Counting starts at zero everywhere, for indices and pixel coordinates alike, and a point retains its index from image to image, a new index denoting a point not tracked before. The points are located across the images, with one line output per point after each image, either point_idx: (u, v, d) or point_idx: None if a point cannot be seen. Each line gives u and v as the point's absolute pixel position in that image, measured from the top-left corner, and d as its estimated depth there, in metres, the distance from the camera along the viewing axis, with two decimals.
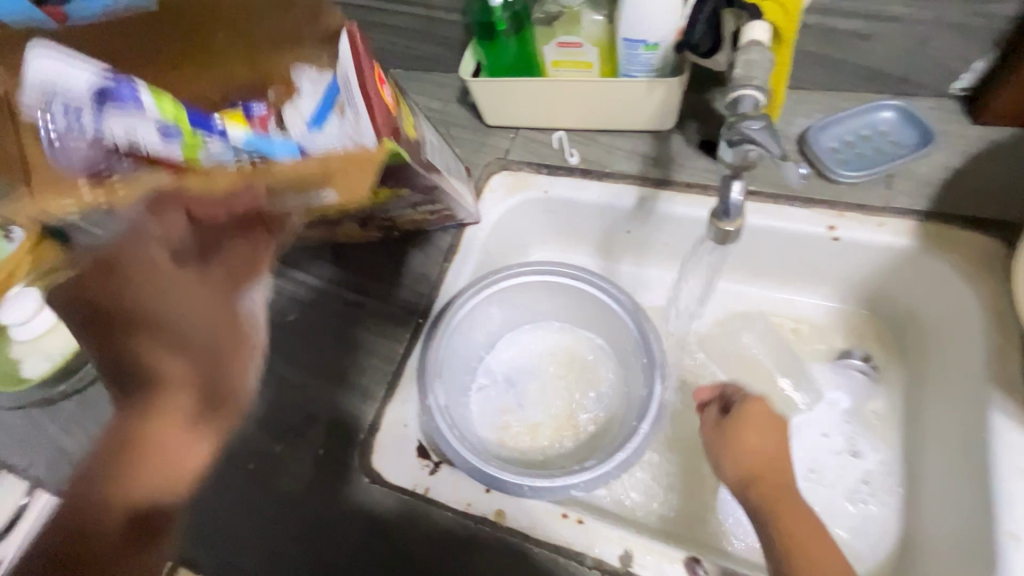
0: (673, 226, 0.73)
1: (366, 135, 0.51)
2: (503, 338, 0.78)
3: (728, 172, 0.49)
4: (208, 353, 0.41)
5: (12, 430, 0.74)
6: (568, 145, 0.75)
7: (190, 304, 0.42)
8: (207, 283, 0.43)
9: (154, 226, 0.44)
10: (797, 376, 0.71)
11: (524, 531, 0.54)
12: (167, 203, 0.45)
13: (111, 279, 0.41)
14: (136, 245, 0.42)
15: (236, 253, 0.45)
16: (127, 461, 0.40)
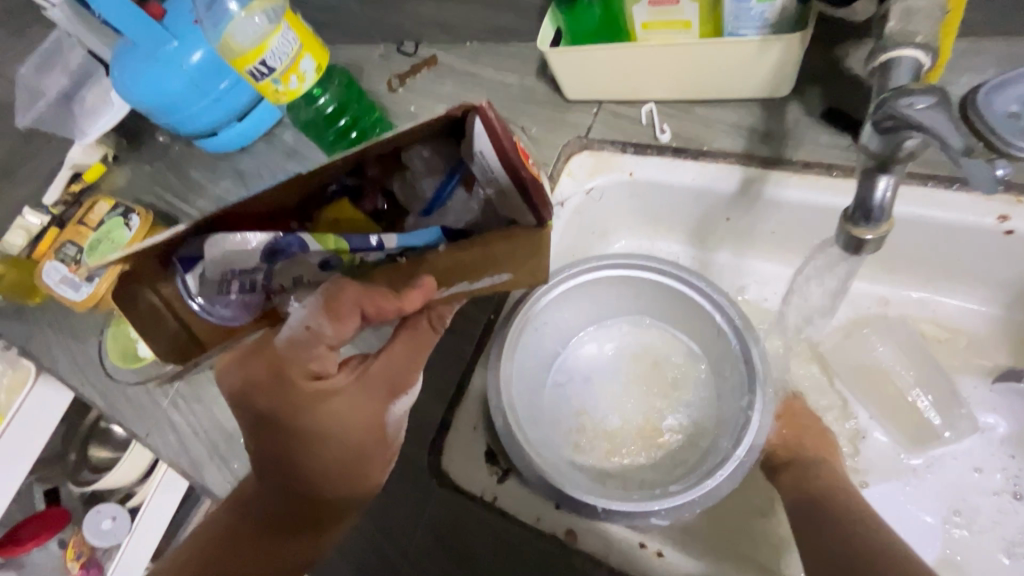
0: (784, 213, 0.62)
1: (524, 216, 0.42)
2: (581, 333, 0.72)
3: (870, 164, 0.40)
4: (364, 449, 0.48)
5: (133, 403, 0.81)
6: (659, 120, 0.66)
7: (351, 408, 0.46)
8: (368, 389, 0.46)
9: (331, 332, 0.41)
10: (941, 392, 0.61)
11: (598, 556, 0.52)
12: (341, 307, 0.40)
13: (311, 385, 0.44)
14: (304, 356, 0.43)
15: (398, 359, 0.47)
16: (287, 514, 0.49)
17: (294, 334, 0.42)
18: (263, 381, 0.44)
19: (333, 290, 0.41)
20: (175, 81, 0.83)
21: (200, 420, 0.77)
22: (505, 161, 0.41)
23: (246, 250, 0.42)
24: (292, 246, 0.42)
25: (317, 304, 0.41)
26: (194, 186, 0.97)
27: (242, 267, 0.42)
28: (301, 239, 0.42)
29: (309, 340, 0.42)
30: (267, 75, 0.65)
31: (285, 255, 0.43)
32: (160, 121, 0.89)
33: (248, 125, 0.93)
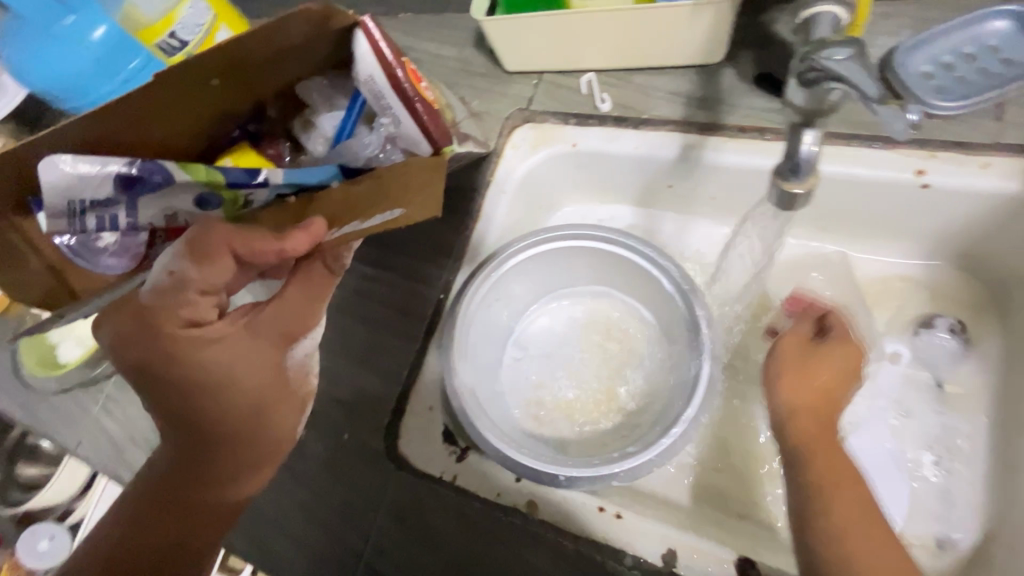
0: (722, 176, 0.63)
1: (421, 144, 0.51)
2: (534, 307, 0.72)
3: (798, 120, 0.41)
4: (260, 398, 0.46)
5: (60, 413, 0.75)
6: (598, 88, 0.66)
7: (236, 357, 0.44)
8: (254, 337, 0.45)
9: (197, 275, 0.43)
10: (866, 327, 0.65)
11: (558, 524, 0.51)
12: (209, 248, 0.42)
13: (186, 332, 0.43)
14: (171, 301, 0.43)
15: (290, 306, 0.47)
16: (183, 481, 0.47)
17: (158, 282, 0.43)
18: (127, 331, 0.43)
19: (202, 231, 0.42)
20: None
21: (132, 424, 0.72)
22: (404, 99, 0.49)
23: (96, 183, 0.45)
24: (155, 175, 0.46)
25: (183, 249, 0.42)
26: None
27: (99, 201, 0.46)
28: (167, 169, 0.46)
29: (173, 285, 0.43)
30: (178, 49, 0.62)
31: (142, 186, 0.46)
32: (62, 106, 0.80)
33: None
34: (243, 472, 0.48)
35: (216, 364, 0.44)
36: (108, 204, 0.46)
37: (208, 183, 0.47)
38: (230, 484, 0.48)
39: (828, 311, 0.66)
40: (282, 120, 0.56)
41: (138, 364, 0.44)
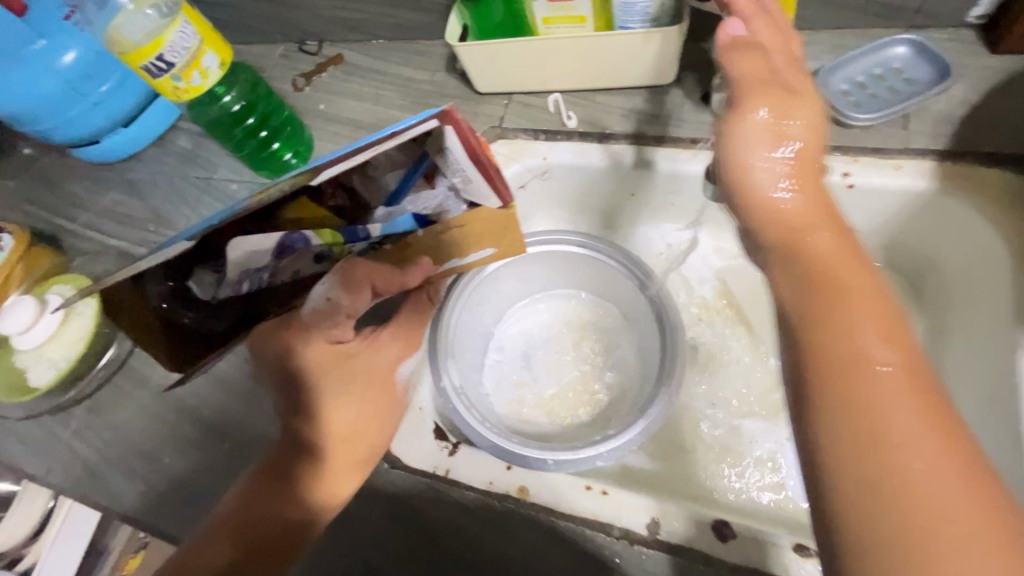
0: (677, 183, 0.70)
1: (489, 201, 0.45)
2: (511, 311, 0.77)
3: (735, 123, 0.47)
4: (377, 407, 0.53)
5: (25, 440, 0.73)
6: (564, 107, 0.72)
7: (366, 368, 0.52)
8: (381, 347, 0.53)
9: (348, 303, 0.46)
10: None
11: (548, 504, 0.54)
12: (356, 281, 0.45)
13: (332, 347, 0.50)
14: (325, 323, 0.48)
15: (404, 325, 0.54)
16: (290, 496, 0.49)
17: (315, 305, 0.46)
18: (296, 345, 0.48)
19: (347, 267, 0.45)
20: (47, 86, 0.77)
21: (104, 448, 0.71)
22: (470, 158, 0.41)
23: (256, 256, 0.45)
24: (297, 243, 0.45)
25: (336, 281, 0.45)
26: (96, 210, 0.91)
27: (253, 268, 0.46)
28: (305, 235, 0.45)
29: (329, 309, 0.47)
30: (166, 71, 0.62)
31: (293, 251, 0.46)
32: (29, 128, 0.80)
33: (136, 130, 0.88)
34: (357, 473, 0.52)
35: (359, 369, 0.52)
36: (277, 265, 0.47)
37: (328, 243, 0.46)
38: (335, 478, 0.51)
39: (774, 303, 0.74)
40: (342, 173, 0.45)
41: (286, 364, 0.49)
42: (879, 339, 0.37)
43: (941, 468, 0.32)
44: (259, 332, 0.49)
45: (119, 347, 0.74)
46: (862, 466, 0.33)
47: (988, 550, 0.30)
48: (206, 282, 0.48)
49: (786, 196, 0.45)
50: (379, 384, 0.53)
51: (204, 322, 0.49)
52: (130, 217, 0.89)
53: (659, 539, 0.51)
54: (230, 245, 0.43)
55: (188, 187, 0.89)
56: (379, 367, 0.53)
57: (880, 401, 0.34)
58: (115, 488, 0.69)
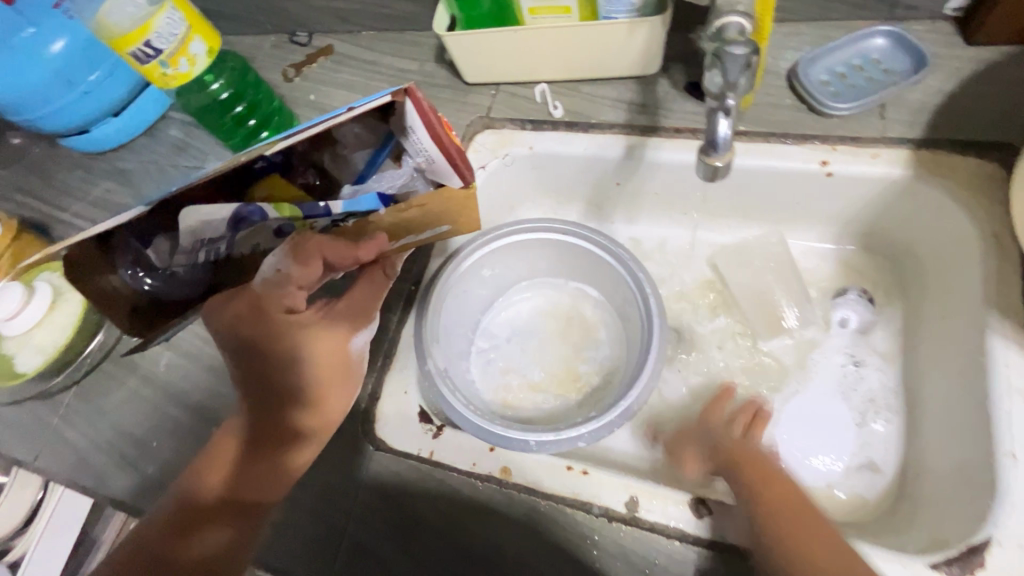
0: (662, 173, 0.71)
1: (451, 178, 0.47)
2: (499, 299, 0.78)
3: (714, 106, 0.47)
4: (332, 375, 0.52)
5: (14, 426, 0.73)
6: (550, 98, 0.73)
7: (319, 338, 0.51)
8: (332, 323, 0.52)
9: (298, 274, 0.47)
10: (802, 304, 0.72)
11: (530, 483, 0.55)
12: (306, 254, 0.47)
13: (284, 317, 0.49)
14: (276, 292, 0.49)
15: (358, 297, 0.54)
16: (258, 467, 0.51)
17: (266, 275, 0.48)
18: (246, 314, 0.49)
19: (297, 240, 0.47)
20: (36, 76, 0.77)
21: (93, 432, 0.71)
22: (432, 134, 0.44)
23: (211, 224, 0.46)
24: (254, 216, 0.46)
25: (287, 249, 0.47)
26: (87, 198, 0.91)
27: (209, 238, 0.47)
28: (263, 209, 0.46)
29: (280, 280, 0.48)
30: (153, 57, 0.62)
31: (249, 223, 0.47)
32: (19, 117, 0.81)
33: (126, 120, 0.89)
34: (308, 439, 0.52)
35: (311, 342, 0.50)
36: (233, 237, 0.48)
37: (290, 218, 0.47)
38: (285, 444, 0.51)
39: (770, 289, 0.73)
40: (311, 152, 0.48)
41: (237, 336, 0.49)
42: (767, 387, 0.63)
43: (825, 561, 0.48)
44: (214, 304, 0.50)
45: (108, 333, 0.75)
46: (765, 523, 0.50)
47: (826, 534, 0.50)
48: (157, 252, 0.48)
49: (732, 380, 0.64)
50: (332, 354, 0.51)
51: (159, 291, 0.49)
52: (120, 206, 0.89)
53: (638, 517, 0.52)
54: (185, 213, 0.45)
55: (178, 175, 0.89)
56: (334, 341, 0.52)
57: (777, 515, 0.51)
58: (103, 472, 0.69)
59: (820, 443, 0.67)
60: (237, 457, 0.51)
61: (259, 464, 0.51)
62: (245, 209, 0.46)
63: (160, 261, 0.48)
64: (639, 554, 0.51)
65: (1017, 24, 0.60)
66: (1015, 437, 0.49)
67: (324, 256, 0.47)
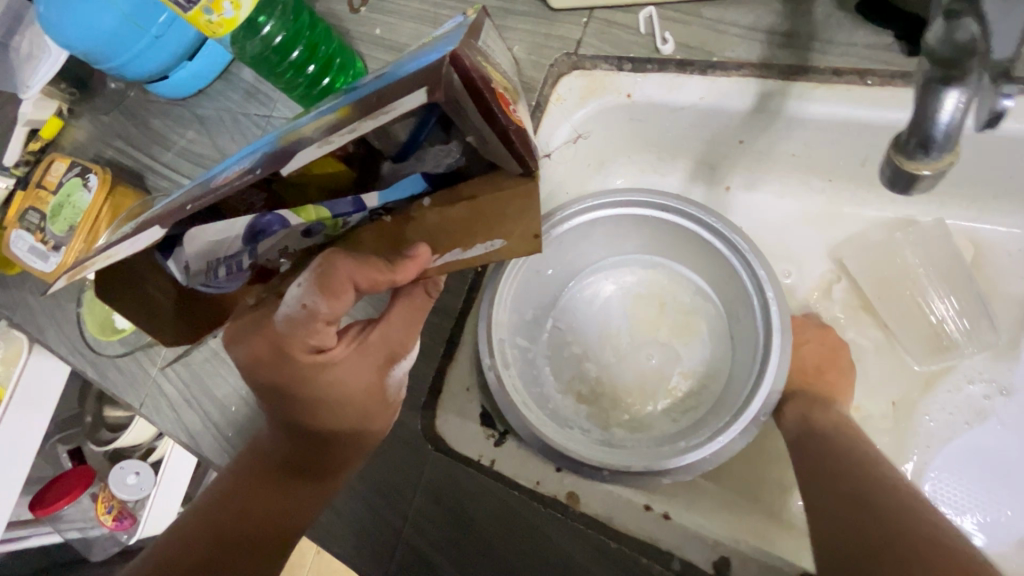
0: (807, 131, 0.54)
1: (507, 163, 0.32)
2: (580, 276, 0.66)
3: (933, 75, 0.31)
4: (359, 417, 0.47)
5: (122, 374, 0.79)
6: (659, 27, 0.56)
7: (350, 377, 0.45)
8: (367, 356, 0.45)
9: (327, 309, 0.38)
10: (962, 306, 0.58)
11: (601, 517, 0.48)
12: (336, 284, 0.36)
13: (312, 359, 0.42)
14: (302, 332, 0.40)
15: (395, 321, 0.46)
16: (275, 496, 0.48)
17: (289, 312, 0.38)
18: (268, 356, 0.41)
19: (324, 266, 0.36)
20: (108, 22, 0.73)
21: (182, 387, 0.75)
22: (482, 109, 0.29)
23: (222, 242, 0.36)
24: (274, 227, 0.35)
25: (311, 280, 0.37)
26: (171, 146, 0.91)
27: (227, 253, 0.37)
28: (282, 217, 0.35)
29: (307, 318, 0.39)
30: (195, 4, 0.55)
31: (268, 237, 0.36)
32: (103, 66, 0.78)
33: (201, 63, 0.85)
34: (345, 463, 0.50)
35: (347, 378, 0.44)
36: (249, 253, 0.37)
37: (310, 220, 0.35)
38: (325, 468, 0.49)
39: (906, 287, 0.60)
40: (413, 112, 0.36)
41: (264, 379, 0.43)
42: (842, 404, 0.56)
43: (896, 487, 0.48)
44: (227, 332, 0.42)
45: None
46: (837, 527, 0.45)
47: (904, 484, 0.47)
48: (211, 274, 0.38)
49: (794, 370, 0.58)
50: (368, 393, 0.46)
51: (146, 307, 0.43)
52: (201, 157, 0.88)
53: None
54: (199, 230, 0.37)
55: (251, 126, 0.85)
56: (370, 382, 0.46)
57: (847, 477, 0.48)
58: (192, 425, 0.73)
59: (1006, 505, 0.55)
60: (250, 481, 0.49)
61: (277, 492, 0.48)
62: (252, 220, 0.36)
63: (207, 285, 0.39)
64: None
65: None
66: None
67: (349, 282, 0.37)
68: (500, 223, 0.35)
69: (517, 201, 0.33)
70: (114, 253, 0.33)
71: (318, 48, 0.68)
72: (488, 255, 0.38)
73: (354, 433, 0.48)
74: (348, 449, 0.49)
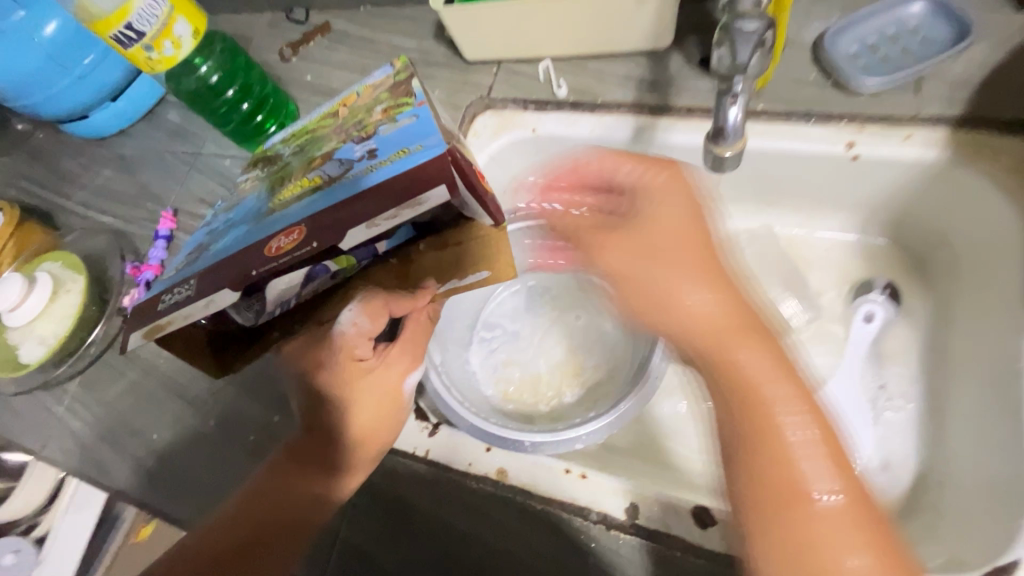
0: (674, 155, 0.67)
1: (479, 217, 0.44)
2: (502, 289, 0.75)
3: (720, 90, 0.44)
4: (381, 419, 0.55)
5: (20, 415, 0.74)
6: (554, 76, 0.68)
7: (380, 382, 0.54)
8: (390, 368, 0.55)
9: (371, 327, 0.50)
10: None
11: (525, 488, 0.53)
12: (376, 311, 0.49)
13: (356, 364, 0.53)
14: (350, 343, 0.51)
15: (414, 339, 0.55)
16: (296, 483, 0.53)
17: (343, 328, 0.50)
18: (323, 363, 0.52)
19: (367, 297, 0.48)
20: (28, 59, 0.75)
21: (96, 422, 0.72)
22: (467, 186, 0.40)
23: (282, 291, 0.44)
24: (320, 274, 0.44)
25: (357, 304, 0.49)
26: (84, 184, 0.90)
27: (284, 298, 0.45)
28: (326, 267, 0.43)
29: (356, 334, 0.50)
30: (137, 41, 0.60)
31: (316, 280, 0.45)
32: (16, 102, 0.80)
33: (125, 105, 0.87)
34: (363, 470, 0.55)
35: (380, 382, 0.54)
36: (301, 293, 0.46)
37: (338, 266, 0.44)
38: (343, 470, 0.54)
39: None
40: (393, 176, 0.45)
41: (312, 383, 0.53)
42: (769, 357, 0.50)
43: (771, 369, 0.49)
44: (291, 347, 0.52)
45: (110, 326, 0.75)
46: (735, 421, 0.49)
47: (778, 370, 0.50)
48: (263, 310, 0.46)
49: (699, 294, 0.54)
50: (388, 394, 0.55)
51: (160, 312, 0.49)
52: (113, 194, 0.87)
53: (638, 523, 0.50)
54: (267, 290, 0.43)
55: (173, 161, 0.87)
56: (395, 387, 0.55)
57: (726, 369, 0.50)
58: (105, 462, 0.69)
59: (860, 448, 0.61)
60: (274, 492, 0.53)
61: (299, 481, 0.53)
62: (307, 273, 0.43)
63: (259, 315, 0.46)
64: (638, 561, 0.50)
65: None
66: None
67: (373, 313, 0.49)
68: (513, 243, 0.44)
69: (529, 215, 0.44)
70: (192, 313, 0.42)
71: (251, 85, 0.74)
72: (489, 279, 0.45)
73: (369, 439, 0.54)
74: (364, 453, 0.54)
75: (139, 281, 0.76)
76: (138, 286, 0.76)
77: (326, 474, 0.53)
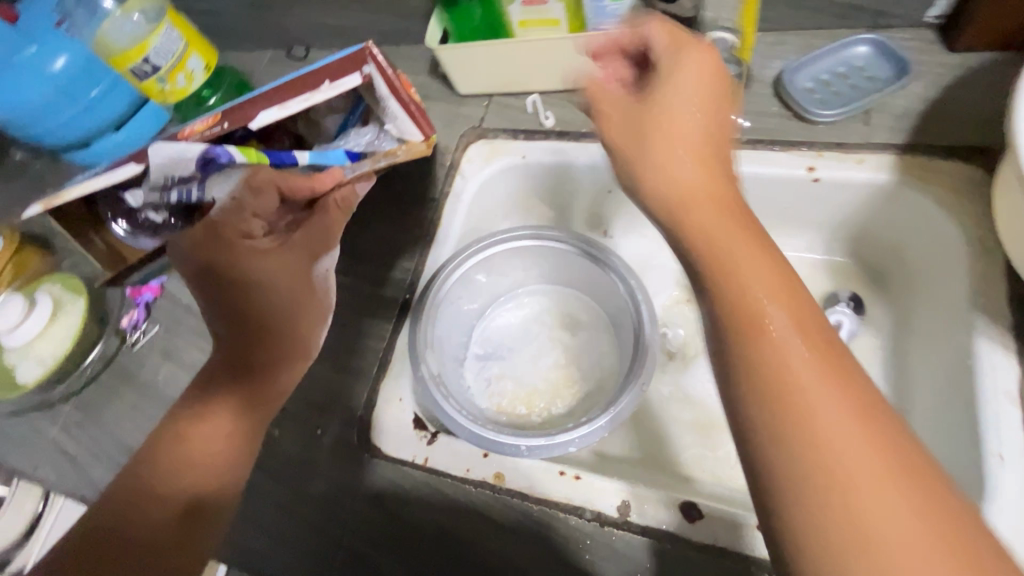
0: None
1: (412, 132, 0.60)
2: (494, 306, 0.80)
3: None
4: (291, 303, 0.53)
5: (15, 438, 0.74)
6: (542, 108, 0.74)
7: (278, 266, 0.52)
8: (292, 252, 0.54)
9: (254, 201, 0.53)
10: None
11: (523, 490, 0.56)
12: (267, 182, 0.53)
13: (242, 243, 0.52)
14: (233, 218, 0.52)
15: (315, 230, 0.55)
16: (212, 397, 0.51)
17: (223, 206, 0.53)
18: (204, 240, 0.51)
19: (253, 174, 0.54)
20: (35, 90, 0.78)
21: (89, 444, 0.72)
22: (387, 85, 0.56)
23: (182, 163, 0.57)
24: (222, 158, 0.56)
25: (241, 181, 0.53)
26: None
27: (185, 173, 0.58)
28: (229, 151, 0.55)
29: (236, 207, 0.52)
30: (152, 74, 0.64)
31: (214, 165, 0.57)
32: (19, 132, 0.82)
33: (126, 136, 0.86)
34: (282, 385, 0.54)
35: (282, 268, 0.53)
36: (200, 179, 0.59)
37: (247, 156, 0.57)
38: (259, 386, 0.52)
39: None
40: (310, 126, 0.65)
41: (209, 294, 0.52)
42: (787, 321, 0.36)
43: (865, 459, 0.31)
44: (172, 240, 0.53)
45: (107, 347, 0.76)
46: (834, 524, 0.30)
47: (908, 514, 0.30)
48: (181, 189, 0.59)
49: (772, 302, 0.36)
50: (299, 282, 0.54)
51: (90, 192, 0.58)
52: None
53: (631, 520, 0.53)
54: (159, 151, 0.56)
55: None
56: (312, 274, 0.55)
57: (831, 454, 0.31)
58: (97, 482, 0.70)
59: None
60: (193, 406, 0.51)
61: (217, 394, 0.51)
62: (219, 148, 0.56)
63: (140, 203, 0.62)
64: (631, 559, 0.51)
65: (997, 31, 0.61)
66: (1000, 438, 0.48)
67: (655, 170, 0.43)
68: (692, 176, 0.42)
69: (676, 130, 0.44)
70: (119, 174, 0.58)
71: None
72: (726, 277, 0.38)
73: (281, 334, 0.53)
74: (275, 344, 0.52)
75: (139, 303, 0.78)
76: (138, 308, 0.78)
77: (237, 380, 0.52)
